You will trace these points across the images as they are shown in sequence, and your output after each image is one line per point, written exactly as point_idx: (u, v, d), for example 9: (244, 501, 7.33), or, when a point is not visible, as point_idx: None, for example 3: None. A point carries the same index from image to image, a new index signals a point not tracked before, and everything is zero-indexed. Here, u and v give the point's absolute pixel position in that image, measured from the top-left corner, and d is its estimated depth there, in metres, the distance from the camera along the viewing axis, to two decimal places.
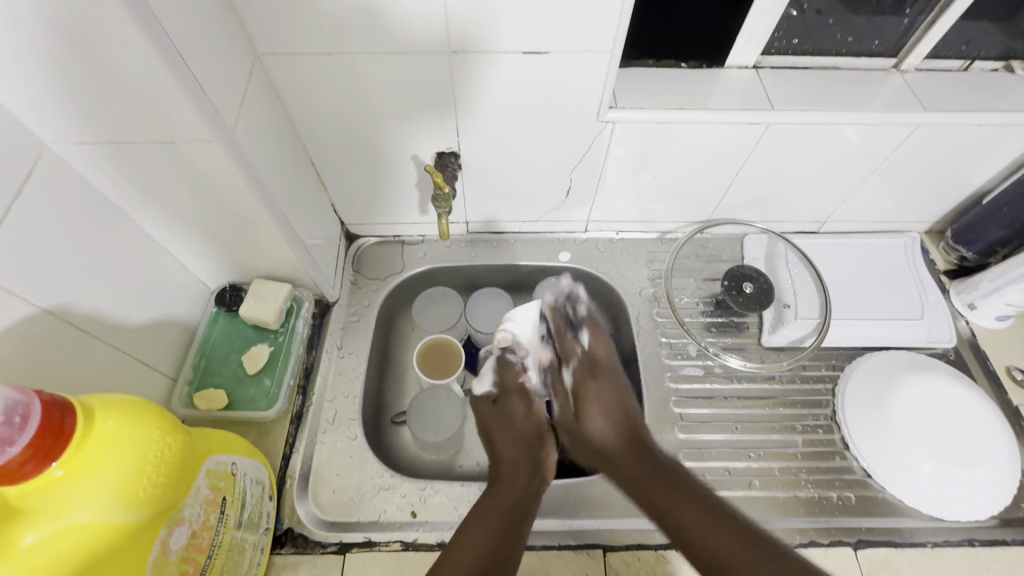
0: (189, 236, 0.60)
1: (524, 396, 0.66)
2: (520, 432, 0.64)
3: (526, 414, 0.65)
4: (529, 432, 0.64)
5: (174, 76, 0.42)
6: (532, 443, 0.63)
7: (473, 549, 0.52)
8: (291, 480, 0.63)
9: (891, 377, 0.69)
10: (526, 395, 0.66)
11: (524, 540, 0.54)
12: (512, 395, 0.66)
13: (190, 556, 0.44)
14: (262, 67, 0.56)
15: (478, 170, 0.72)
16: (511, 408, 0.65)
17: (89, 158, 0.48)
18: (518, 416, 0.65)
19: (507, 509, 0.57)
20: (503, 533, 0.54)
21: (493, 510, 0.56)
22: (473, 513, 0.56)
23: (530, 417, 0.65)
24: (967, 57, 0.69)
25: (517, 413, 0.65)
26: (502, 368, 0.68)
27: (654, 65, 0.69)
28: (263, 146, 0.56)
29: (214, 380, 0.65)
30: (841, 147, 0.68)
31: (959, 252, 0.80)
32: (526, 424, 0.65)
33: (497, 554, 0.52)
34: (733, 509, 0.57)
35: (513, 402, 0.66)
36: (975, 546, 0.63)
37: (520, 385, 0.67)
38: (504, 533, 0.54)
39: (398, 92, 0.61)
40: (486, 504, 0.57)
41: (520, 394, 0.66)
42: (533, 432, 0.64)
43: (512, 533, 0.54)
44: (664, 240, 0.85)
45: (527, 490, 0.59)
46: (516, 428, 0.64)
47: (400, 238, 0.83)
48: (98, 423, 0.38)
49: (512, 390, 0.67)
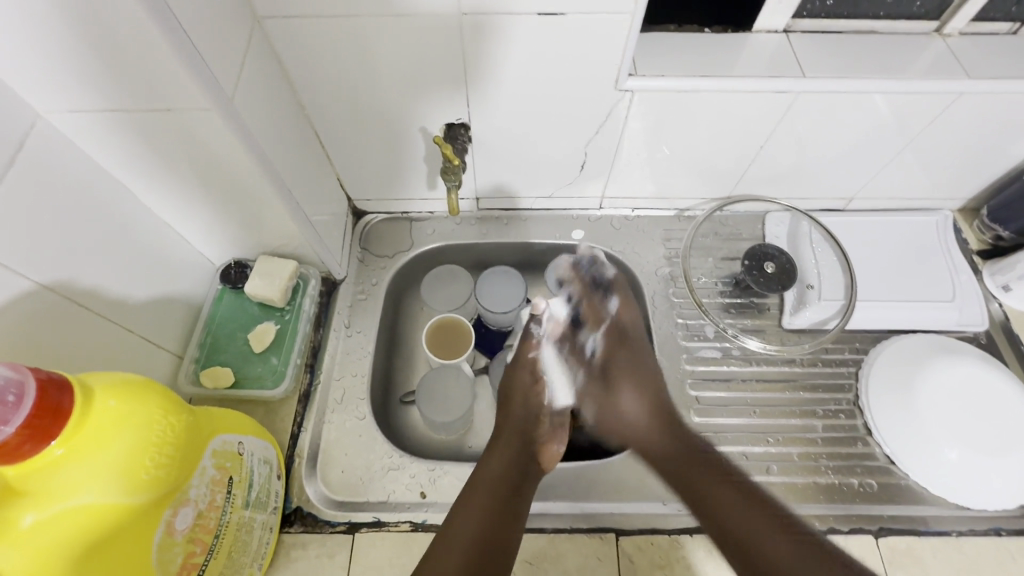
0: (192, 212, 0.59)
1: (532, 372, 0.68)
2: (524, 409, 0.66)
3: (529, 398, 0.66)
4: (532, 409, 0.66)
5: (168, 38, 0.40)
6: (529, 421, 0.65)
7: (468, 525, 0.54)
8: (300, 459, 0.63)
9: (920, 362, 0.66)
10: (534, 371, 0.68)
11: (518, 517, 0.57)
12: (519, 372, 0.68)
13: (197, 536, 0.44)
14: (262, 32, 0.53)
15: (489, 144, 0.69)
16: (512, 389, 0.67)
17: (84, 129, 0.46)
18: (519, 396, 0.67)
19: (500, 485, 0.58)
20: (497, 510, 0.56)
21: (486, 486, 0.58)
22: (466, 493, 0.58)
23: (534, 395, 0.67)
24: (1017, 20, 0.64)
25: (518, 385, 0.67)
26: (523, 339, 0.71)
27: (676, 30, 0.65)
28: (265, 116, 0.53)
29: (220, 358, 0.64)
30: (874, 118, 0.64)
31: (994, 231, 0.76)
32: (527, 405, 0.66)
33: (493, 531, 0.54)
34: (727, 501, 0.58)
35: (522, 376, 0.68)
36: (1002, 536, 0.61)
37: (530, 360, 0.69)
38: (498, 509, 0.56)
39: (405, 59, 0.57)
40: (478, 479, 0.59)
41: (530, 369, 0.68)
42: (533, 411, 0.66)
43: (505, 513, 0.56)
44: (682, 217, 0.82)
45: (518, 465, 0.61)
46: (517, 409, 0.66)
47: (408, 215, 0.81)
48: (98, 403, 0.37)
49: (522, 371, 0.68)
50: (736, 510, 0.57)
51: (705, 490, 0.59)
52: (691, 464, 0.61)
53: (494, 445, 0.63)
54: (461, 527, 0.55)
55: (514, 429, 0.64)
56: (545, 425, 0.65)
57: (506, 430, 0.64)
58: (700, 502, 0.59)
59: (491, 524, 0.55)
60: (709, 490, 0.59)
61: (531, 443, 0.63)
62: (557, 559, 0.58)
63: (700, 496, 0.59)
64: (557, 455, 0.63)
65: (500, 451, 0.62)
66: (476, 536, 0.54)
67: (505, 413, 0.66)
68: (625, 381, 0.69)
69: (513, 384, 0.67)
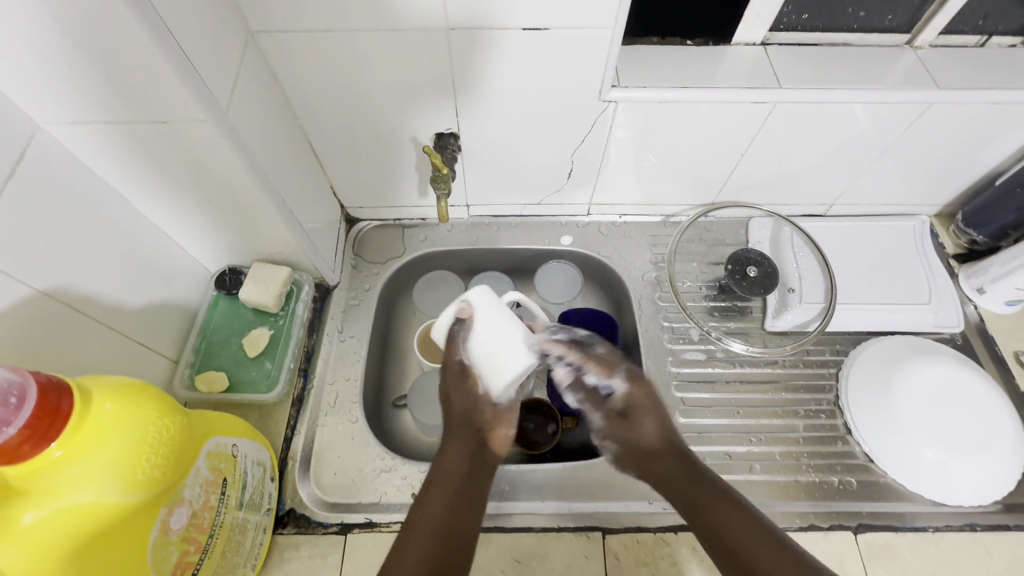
0: (187, 220, 0.60)
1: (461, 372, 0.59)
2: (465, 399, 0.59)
3: (473, 394, 0.58)
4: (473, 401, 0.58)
5: (164, 53, 0.41)
6: (478, 411, 0.58)
7: (427, 520, 0.50)
8: (293, 462, 0.64)
9: (896, 362, 0.68)
10: (462, 370, 0.59)
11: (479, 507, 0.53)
12: (453, 371, 0.59)
13: (192, 536, 0.45)
14: (256, 45, 0.55)
15: (479, 153, 0.71)
16: (448, 384, 0.59)
17: (82, 140, 0.48)
18: (459, 388, 0.59)
19: (459, 480, 0.54)
20: (455, 503, 0.52)
21: (442, 480, 0.54)
22: (428, 483, 0.54)
23: (468, 390, 0.58)
24: (984, 33, 0.67)
25: (451, 373, 0.59)
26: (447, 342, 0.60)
27: (659, 43, 0.67)
28: (258, 127, 0.55)
29: (215, 363, 0.66)
30: (851, 127, 0.66)
31: (969, 235, 0.78)
32: (466, 400, 0.58)
33: (456, 520, 0.51)
34: (696, 491, 0.54)
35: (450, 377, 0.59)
36: (977, 531, 0.63)
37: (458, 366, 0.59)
38: (457, 501, 0.52)
39: (395, 71, 0.59)
40: (435, 473, 0.55)
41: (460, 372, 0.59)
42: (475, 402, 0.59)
43: (466, 504, 0.52)
44: (668, 223, 0.84)
45: (475, 456, 0.56)
46: (459, 403, 0.59)
47: (401, 222, 0.82)
48: (96, 405, 0.38)
49: (453, 366, 0.59)
50: (721, 513, 0.52)
51: (701, 498, 0.53)
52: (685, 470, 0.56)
53: (445, 436, 0.58)
54: (419, 523, 0.50)
55: (456, 418, 0.58)
56: (489, 414, 0.59)
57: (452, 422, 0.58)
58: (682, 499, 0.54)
59: (450, 515, 0.51)
60: (683, 484, 0.55)
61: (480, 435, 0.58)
62: (545, 558, 0.59)
63: (667, 485, 0.56)
64: (506, 440, 0.59)
65: (454, 442, 0.57)
66: (434, 531, 0.50)
67: (449, 407, 0.59)
68: (634, 428, 0.59)
69: (448, 378, 0.60)
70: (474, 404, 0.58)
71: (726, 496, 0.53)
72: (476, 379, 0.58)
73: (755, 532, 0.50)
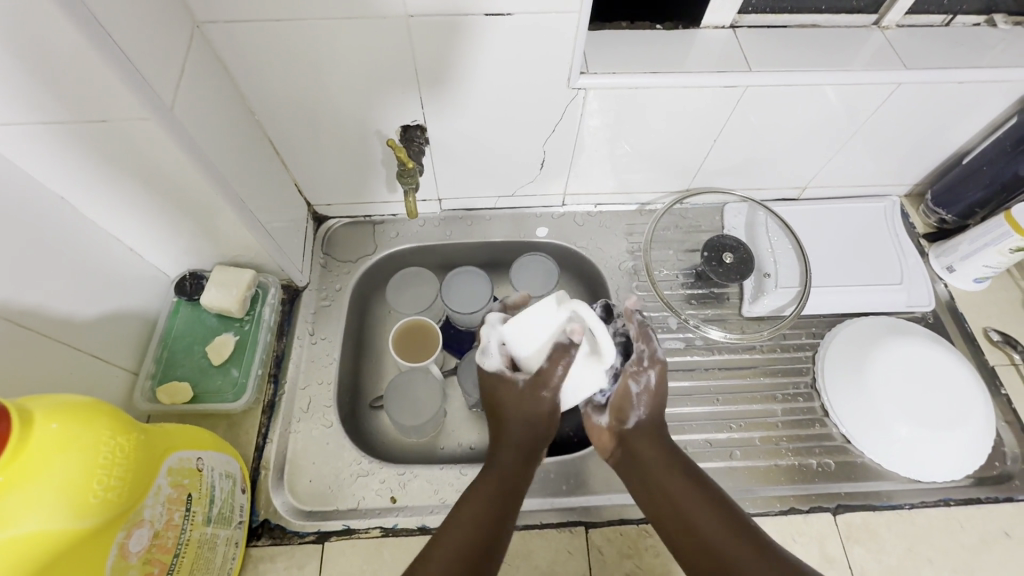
0: (140, 225, 0.57)
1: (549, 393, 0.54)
2: (532, 415, 0.55)
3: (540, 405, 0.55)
4: (543, 421, 0.56)
5: (95, 47, 0.38)
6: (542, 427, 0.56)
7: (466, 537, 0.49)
8: (266, 471, 0.62)
9: (870, 342, 0.68)
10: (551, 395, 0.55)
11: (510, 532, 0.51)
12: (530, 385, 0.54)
13: (154, 556, 0.43)
14: (202, 36, 0.51)
15: (448, 147, 0.69)
16: (520, 394, 0.55)
17: (13, 143, 0.44)
18: (525, 397, 0.55)
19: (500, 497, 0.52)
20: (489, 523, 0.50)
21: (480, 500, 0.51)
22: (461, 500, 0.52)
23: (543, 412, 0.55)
24: (949, 12, 0.67)
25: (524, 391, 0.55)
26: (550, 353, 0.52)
27: (628, 27, 0.66)
28: (210, 124, 0.52)
29: (177, 373, 0.63)
30: (822, 109, 0.66)
31: (938, 215, 0.79)
32: (535, 418, 0.55)
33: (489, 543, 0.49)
34: (701, 514, 0.51)
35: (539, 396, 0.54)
36: (950, 505, 0.64)
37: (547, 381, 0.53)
38: (491, 522, 0.50)
39: (356, 62, 0.57)
40: (472, 494, 0.52)
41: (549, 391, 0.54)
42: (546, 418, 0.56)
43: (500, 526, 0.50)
44: (643, 211, 0.83)
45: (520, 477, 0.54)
46: (518, 416, 0.55)
47: (371, 218, 0.80)
48: (39, 427, 0.36)
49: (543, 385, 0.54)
50: (687, 493, 0.52)
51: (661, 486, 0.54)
52: (682, 486, 0.53)
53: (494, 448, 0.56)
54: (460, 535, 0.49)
55: (516, 437, 0.56)
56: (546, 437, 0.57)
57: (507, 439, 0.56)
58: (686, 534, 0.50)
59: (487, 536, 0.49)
60: (681, 501, 0.52)
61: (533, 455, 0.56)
62: (529, 555, 0.58)
63: (674, 505, 0.52)
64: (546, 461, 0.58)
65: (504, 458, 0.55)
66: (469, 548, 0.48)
67: (509, 422, 0.56)
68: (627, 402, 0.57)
69: (519, 396, 0.55)
70: (537, 423, 0.56)
71: (727, 513, 0.51)
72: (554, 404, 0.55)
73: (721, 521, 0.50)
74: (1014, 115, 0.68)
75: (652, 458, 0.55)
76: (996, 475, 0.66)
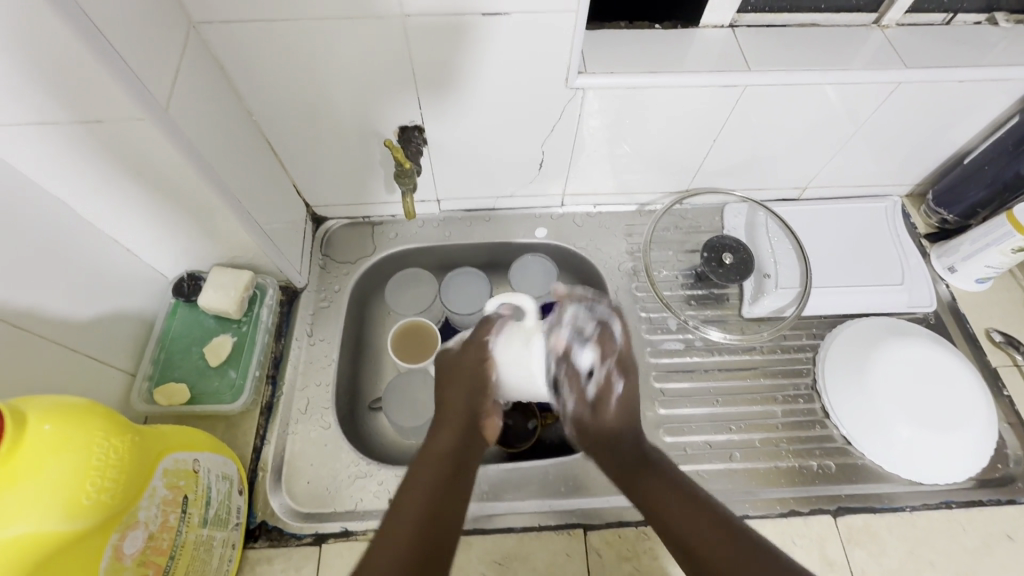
0: (137, 225, 0.57)
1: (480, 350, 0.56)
2: (470, 382, 0.56)
3: (483, 365, 0.56)
4: (482, 384, 0.56)
5: (89, 47, 0.38)
6: (484, 390, 0.56)
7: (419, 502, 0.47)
8: (263, 473, 0.61)
9: (870, 344, 0.68)
10: (484, 351, 0.56)
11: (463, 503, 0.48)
12: (471, 348, 0.57)
13: (149, 559, 0.43)
14: (198, 37, 0.51)
15: (446, 147, 0.69)
16: (462, 358, 0.57)
17: (9, 144, 0.44)
18: (468, 361, 0.57)
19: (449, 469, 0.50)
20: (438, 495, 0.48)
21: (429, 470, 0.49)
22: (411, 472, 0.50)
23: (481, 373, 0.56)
24: (950, 11, 0.66)
25: (466, 357, 0.57)
26: (483, 321, 0.57)
27: (626, 27, 0.65)
28: (206, 124, 0.52)
29: (175, 374, 0.63)
30: (822, 108, 0.66)
31: (940, 215, 0.79)
32: (475, 382, 0.56)
33: (440, 515, 0.46)
34: (682, 516, 0.49)
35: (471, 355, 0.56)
36: (953, 508, 0.63)
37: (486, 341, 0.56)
38: (443, 484, 0.49)
39: (353, 62, 0.57)
40: (423, 457, 0.51)
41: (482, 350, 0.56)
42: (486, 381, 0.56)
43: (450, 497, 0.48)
44: (643, 211, 0.83)
45: (466, 445, 0.53)
46: (464, 381, 0.56)
47: (369, 219, 0.80)
48: (33, 428, 0.36)
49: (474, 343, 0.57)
50: (665, 492, 0.51)
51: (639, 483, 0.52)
52: (661, 485, 0.51)
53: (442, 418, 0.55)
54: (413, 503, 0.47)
55: (461, 402, 0.55)
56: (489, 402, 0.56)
57: (450, 405, 0.55)
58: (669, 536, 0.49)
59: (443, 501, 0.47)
60: (661, 503, 0.50)
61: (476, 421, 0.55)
62: (527, 558, 0.58)
63: (655, 508, 0.50)
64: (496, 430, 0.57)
65: (455, 425, 0.54)
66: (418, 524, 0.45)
67: (450, 390, 0.56)
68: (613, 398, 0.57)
69: (460, 364, 0.57)
70: (476, 386, 0.56)
71: (712, 514, 0.48)
72: (496, 368, 0.56)
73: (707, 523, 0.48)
74: (1016, 114, 0.68)
75: (630, 459, 0.54)
76: (998, 477, 0.66)
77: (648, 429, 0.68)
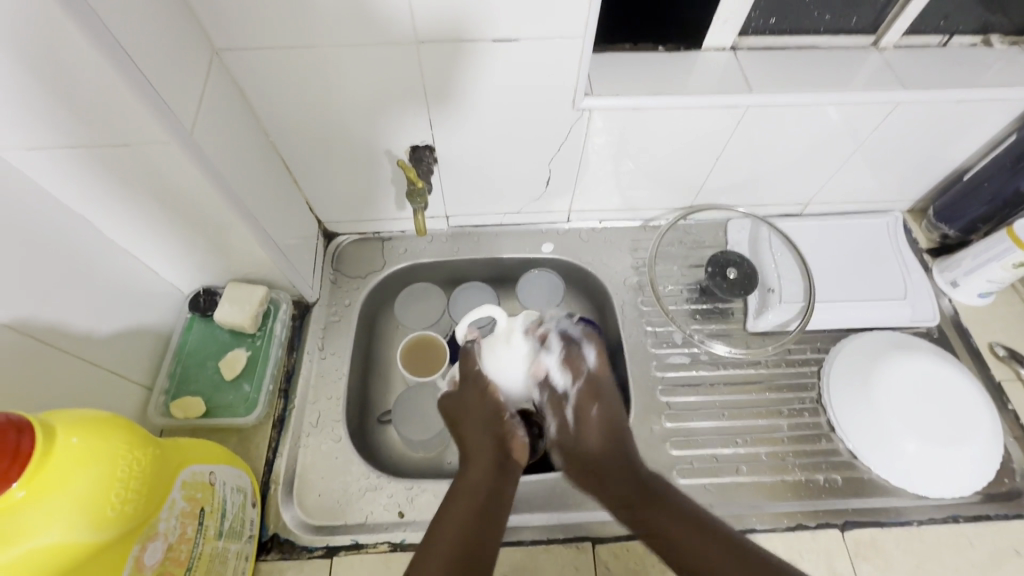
0: (158, 242, 0.59)
1: (479, 380, 0.61)
2: (480, 416, 0.59)
3: (486, 395, 0.60)
4: (488, 412, 0.59)
5: (122, 75, 0.40)
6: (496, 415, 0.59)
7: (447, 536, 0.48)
8: (275, 485, 0.62)
9: (876, 358, 0.68)
10: (481, 380, 0.61)
11: (499, 524, 0.50)
12: (470, 386, 0.62)
13: (167, 570, 0.44)
14: (220, 63, 0.54)
15: (456, 165, 0.71)
16: (466, 397, 0.61)
17: (41, 167, 0.46)
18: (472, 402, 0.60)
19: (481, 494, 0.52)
20: (474, 520, 0.50)
21: (462, 497, 0.52)
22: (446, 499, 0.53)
23: (485, 399, 0.60)
24: (946, 33, 0.68)
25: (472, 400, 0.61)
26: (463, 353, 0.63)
27: (631, 49, 0.68)
28: (226, 146, 0.54)
29: (191, 387, 0.64)
30: (823, 128, 0.67)
31: (941, 230, 0.80)
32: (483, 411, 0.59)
33: (476, 537, 0.49)
34: (706, 553, 0.50)
35: (468, 388, 0.62)
36: (960, 522, 0.64)
37: (476, 371, 0.62)
38: (479, 508, 0.51)
39: (367, 85, 0.59)
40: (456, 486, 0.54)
41: (474, 380, 0.62)
42: (493, 412, 0.59)
43: (484, 519, 0.50)
44: (648, 227, 0.84)
45: (497, 465, 0.55)
46: (473, 414, 0.60)
47: (379, 235, 0.82)
48: (61, 441, 0.37)
49: (470, 375, 0.62)
50: (674, 522, 0.52)
51: (656, 524, 0.53)
52: (680, 521, 0.52)
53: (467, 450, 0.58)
54: (443, 536, 0.48)
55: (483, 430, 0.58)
56: (507, 422, 0.59)
57: (469, 433, 0.58)
58: (682, 564, 0.50)
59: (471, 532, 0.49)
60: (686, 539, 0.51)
61: (500, 443, 0.57)
62: (535, 570, 0.58)
63: (665, 542, 0.52)
64: (526, 449, 0.58)
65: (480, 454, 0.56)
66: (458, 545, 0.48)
67: (463, 423, 0.60)
68: (586, 425, 0.59)
69: (462, 399, 0.61)
70: (485, 415, 0.59)
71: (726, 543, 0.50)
72: (498, 391, 0.61)
73: (710, 543, 0.50)
74: (1012, 133, 0.69)
75: (635, 476, 0.56)
76: (1005, 491, 0.66)
77: (654, 444, 0.68)
